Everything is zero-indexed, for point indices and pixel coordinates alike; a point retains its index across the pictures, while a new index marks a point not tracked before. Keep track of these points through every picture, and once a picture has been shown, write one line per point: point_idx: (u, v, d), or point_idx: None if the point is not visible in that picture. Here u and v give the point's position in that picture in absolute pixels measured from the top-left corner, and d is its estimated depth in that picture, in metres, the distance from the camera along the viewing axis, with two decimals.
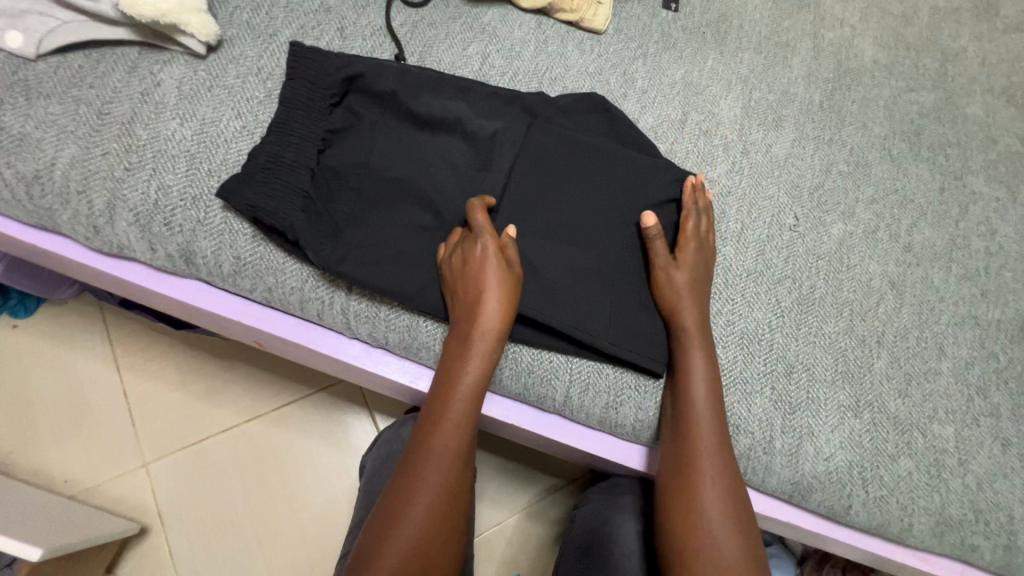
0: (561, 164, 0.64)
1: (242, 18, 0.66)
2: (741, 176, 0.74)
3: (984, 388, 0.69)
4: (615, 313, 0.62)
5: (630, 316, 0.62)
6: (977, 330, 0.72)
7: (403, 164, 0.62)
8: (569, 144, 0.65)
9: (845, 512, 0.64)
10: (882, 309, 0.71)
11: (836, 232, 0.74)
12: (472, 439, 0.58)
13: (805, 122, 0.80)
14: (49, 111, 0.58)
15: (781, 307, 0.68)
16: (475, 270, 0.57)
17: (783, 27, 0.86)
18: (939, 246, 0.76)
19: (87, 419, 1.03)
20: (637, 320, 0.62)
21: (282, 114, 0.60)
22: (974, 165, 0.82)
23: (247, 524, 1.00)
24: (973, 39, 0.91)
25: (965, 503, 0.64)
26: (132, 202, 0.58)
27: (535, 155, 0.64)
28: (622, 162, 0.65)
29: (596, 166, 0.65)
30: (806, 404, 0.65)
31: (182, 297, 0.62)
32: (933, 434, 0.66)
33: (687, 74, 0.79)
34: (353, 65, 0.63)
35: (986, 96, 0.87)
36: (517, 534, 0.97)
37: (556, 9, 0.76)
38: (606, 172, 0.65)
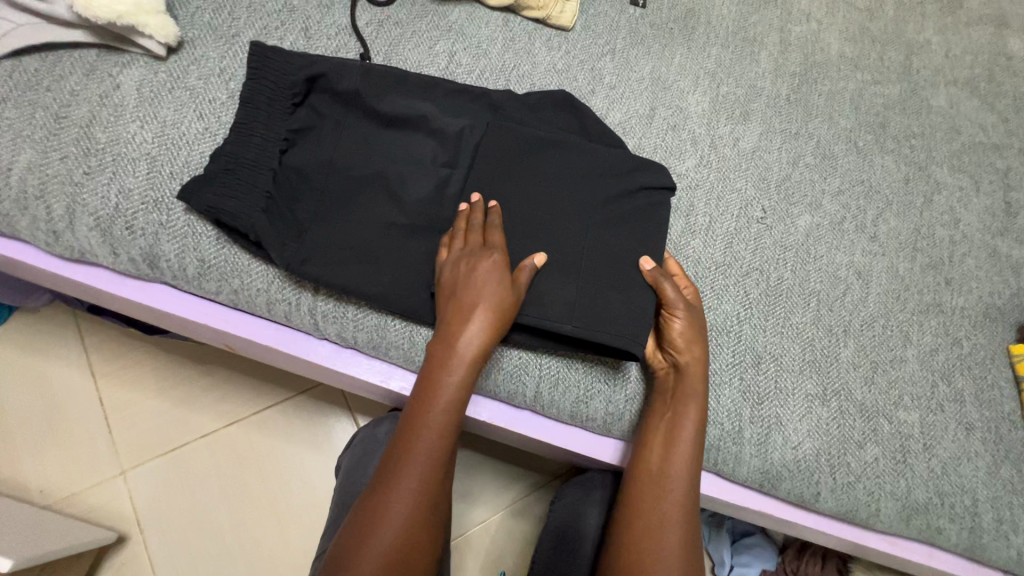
0: (530, 162, 0.64)
1: (203, 19, 0.65)
2: (709, 170, 0.75)
3: (948, 374, 0.71)
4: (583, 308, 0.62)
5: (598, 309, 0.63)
6: (941, 318, 0.73)
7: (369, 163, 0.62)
8: (538, 142, 0.65)
9: (814, 499, 0.65)
10: (848, 298, 0.72)
11: (803, 224, 0.75)
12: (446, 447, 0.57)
13: (772, 116, 0.81)
14: (5, 116, 0.57)
15: (749, 299, 0.69)
16: (475, 283, 0.56)
17: (750, 22, 0.87)
18: (905, 235, 0.77)
19: (62, 428, 1.02)
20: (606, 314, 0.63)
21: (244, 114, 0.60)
22: (938, 155, 0.84)
23: (227, 530, 1.00)
24: (936, 32, 0.93)
25: (930, 487, 0.66)
26: (92, 206, 0.57)
27: (503, 154, 0.64)
28: (591, 160, 0.65)
29: (564, 163, 0.65)
30: (774, 393, 0.66)
31: (148, 302, 0.61)
32: (899, 421, 0.67)
33: (655, 70, 0.79)
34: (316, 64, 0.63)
35: (949, 88, 0.89)
36: (499, 531, 0.98)
37: (523, 6, 0.76)
38: (574, 168, 0.65)
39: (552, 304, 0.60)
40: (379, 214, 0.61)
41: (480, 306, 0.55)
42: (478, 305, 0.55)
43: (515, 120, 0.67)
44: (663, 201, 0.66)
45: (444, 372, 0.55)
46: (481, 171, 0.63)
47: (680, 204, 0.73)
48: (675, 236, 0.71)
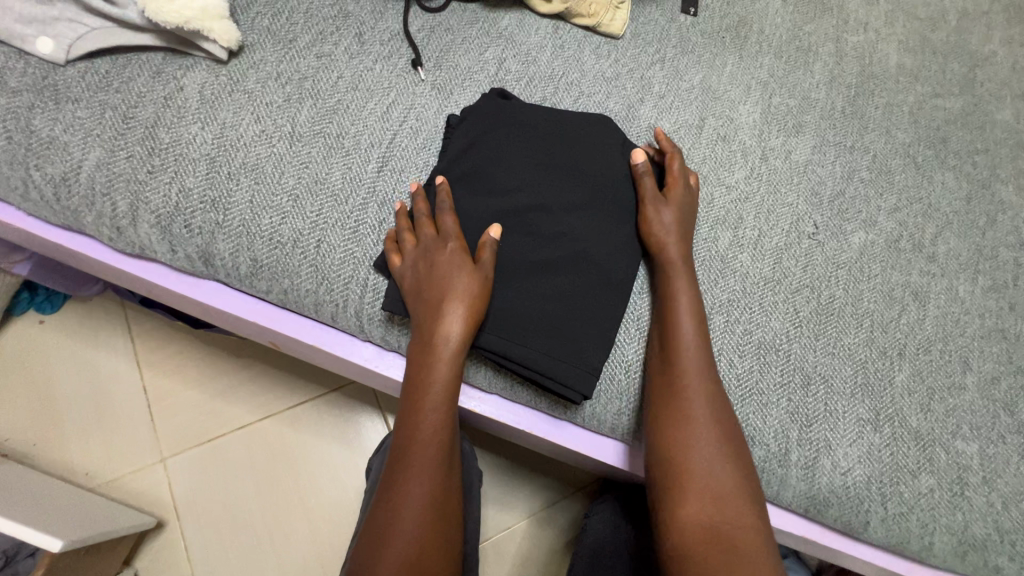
0: (544, 161, 0.64)
1: (263, 24, 0.67)
2: (759, 183, 0.73)
3: (1011, 404, 0.67)
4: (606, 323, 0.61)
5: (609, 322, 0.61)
6: (1004, 344, 0.70)
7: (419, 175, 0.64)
8: (549, 140, 0.66)
9: (862, 528, 0.63)
10: (904, 320, 0.69)
11: (856, 241, 0.72)
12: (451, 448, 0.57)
13: (826, 128, 0.78)
14: (77, 116, 0.60)
15: (799, 316, 0.67)
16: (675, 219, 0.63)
17: (805, 31, 0.84)
18: (965, 256, 0.74)
19: (109, 413, 1.05)
20: (606, 327, 0.60)
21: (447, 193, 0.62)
22: (1003, 173, 0.80)
23: (260, 520, 1.02)
24: (1003, 44, 0.89)
25: (989, 523, 0.62)
26: (153, 204, 0.59)
27: (527, 161, 0.64)
28: (605, 157, 0.66)
29: (576, 160, 0.65)
30: (823, 416, 0.63)
31: (200, 298, 0.63)
32: (956, 451, 0.64)
33: (705, 79, 0.78)
34: (488, 125, 0.65)
35: (1016, 102, 0.85)
36: (527, 539, 0.97)
37: (573, 14, 0.75)
38: (594, 171, 0.65)
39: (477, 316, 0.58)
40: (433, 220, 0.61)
41: (459, 299, 0.55)
42: (453, 295, 0.55)
43: (519, 118, 0.66)
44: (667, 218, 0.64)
45: (433, 370, 0.56)
46: (522, 177, 0.64)
47: (728, 216, 0.71)
48: (723, 247, 0.69)
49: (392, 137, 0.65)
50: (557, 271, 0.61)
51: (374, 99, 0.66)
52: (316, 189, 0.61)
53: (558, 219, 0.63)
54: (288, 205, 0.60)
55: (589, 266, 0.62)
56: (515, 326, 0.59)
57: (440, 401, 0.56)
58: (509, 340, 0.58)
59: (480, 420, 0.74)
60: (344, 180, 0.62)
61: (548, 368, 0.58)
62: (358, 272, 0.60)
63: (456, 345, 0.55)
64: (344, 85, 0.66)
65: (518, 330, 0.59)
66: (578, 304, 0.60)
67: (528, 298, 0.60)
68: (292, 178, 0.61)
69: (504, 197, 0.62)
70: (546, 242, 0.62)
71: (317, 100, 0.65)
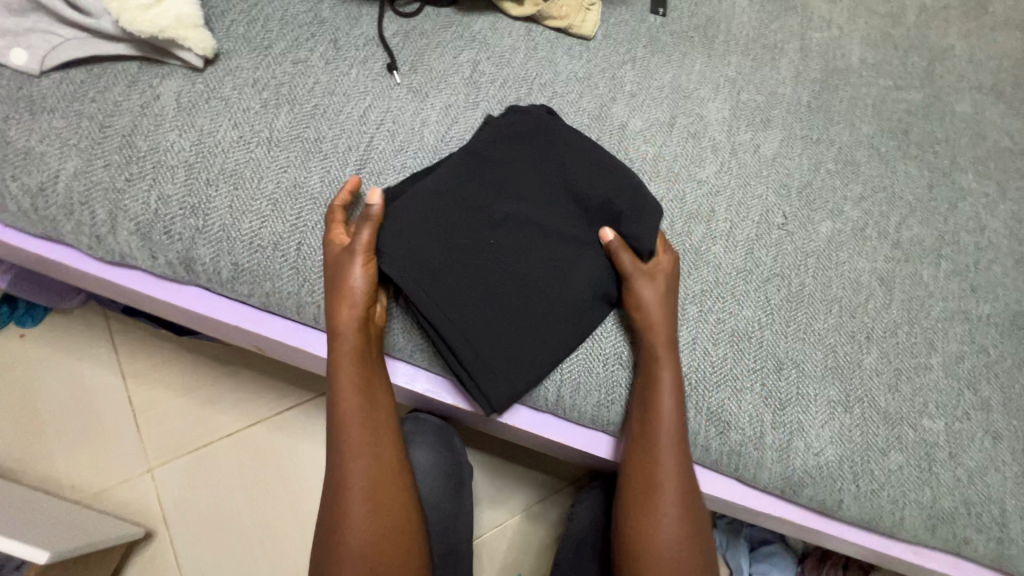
0: (535, 164, 0.66)
1: (238, 31, 0.68)
2: (729, 176, 0.75)
3: (974, 382, 0.70)
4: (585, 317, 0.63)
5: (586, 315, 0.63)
6: (967, 325, 0.73)
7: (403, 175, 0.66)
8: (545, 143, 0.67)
9: (836, 506, 0.65)
10: (871, 305, 0.72)
11: (824, 230, 0.75)
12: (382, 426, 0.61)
13: (793, 122, 0.81)
14: (53, 126, 0.60)
15: (771, 304, 0.69)
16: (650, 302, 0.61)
17: (770, 29, 0.87)
18: (928, 242, 0.77)
19: (93, 425, 1.05)
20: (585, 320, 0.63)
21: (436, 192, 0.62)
22: (963, 161, 0.83)
23: (250, 525, 1.02)
24: (961, 38, 0.92)
25: (956, 497, 0.65)
26: (133, 211, 0.60)
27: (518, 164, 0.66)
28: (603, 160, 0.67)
29: (570, 162, 0.66)
30: (796, 400, 0.66)
31: (182, 303, 0.64)
32: (923, 429, 0.67)
33: (675, 78, 0.80)
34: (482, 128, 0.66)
35: (974, 93, 0.88)
36: (517, 534, 0.99)
37: (545, 16, 0.77)
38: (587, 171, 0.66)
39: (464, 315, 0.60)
40: (421, 220, 0.61)
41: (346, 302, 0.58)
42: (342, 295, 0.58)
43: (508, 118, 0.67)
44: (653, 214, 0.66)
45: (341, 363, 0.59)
46: (511, 178, 0.65)
47: (700, 209, 0.73)
48: (696, 240, 0.71)
49: (369, 140, 0.66)
50: (535, 270, 0.63)
51: (351, 103, 0.68)
52: (295, 193, 0.62)
53: (536, 216, 0.64)
54: (268, 209, 0.61)
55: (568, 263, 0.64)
56: (495, 322, 0.61)
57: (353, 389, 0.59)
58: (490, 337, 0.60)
59: (465, 416, 0.76)
60: (323, 183, 0.63)
61: (524, 374, 0.60)
62: None
63: (348, 331, 0.58)
64: (321, 90, 0.67)
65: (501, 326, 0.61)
66: (554, 304, 0.62)
67: (508, 296, 0.62)
68: (271, 182, 0.62)
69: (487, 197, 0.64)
70: (524, 242, 0.63)
71: (294, 105, 0.66)
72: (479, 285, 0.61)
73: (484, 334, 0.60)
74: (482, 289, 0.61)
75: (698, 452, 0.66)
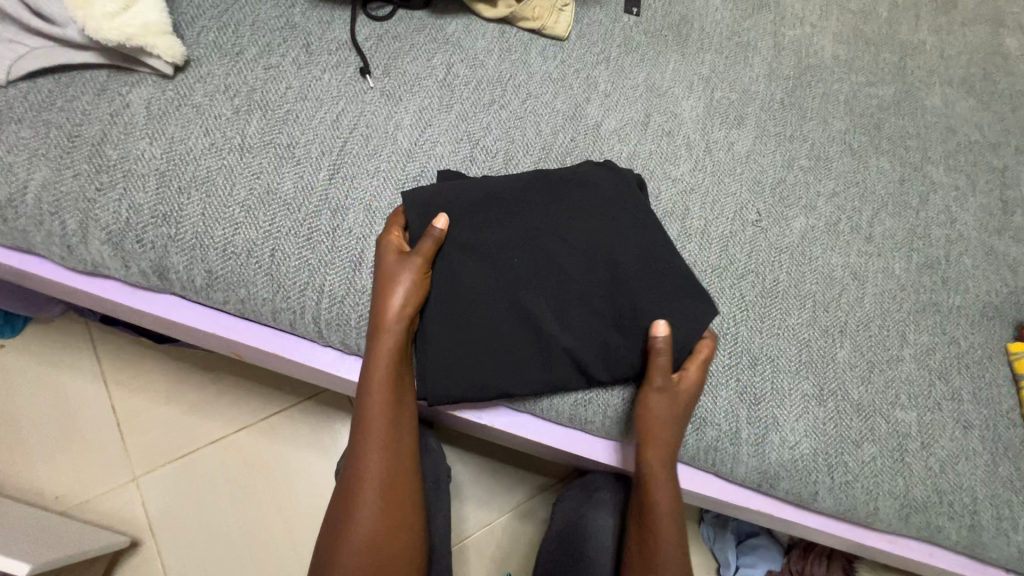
0: (513, 178, 0.67)
1: (208, 37, 0.68)
2: (703, 174, 0.76)
3: (945, 373, 0.71)
4: (563, 321, 0.63)
5: (565, 320, 0.63)
6: (938, 317, 0.74)
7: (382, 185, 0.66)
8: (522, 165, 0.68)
9: (812, 498, 0.66)
10: (844, 299, 0.73)
11: (798, 226, 0.76)
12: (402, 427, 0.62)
13: (767, 119, 0.82)
14: (21, 136, 0.60)
15: (746, 300, 0.70)
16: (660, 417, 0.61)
17: (743, 27, 0.88)
18: (900, 236, 0.78)
19: (76, 435, 1.04)
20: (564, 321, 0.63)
21: (411, 205, 0.63)
22: (934, 155, 0.84)
23: (237, 532, 1.02)
24: (931, 33, 0.93)
25: (929, 486, 0.66)
26: (104, 221, 0.59)
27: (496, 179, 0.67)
28: (578, 173, 0.68)
29: (547, 175, 0.67)
30: (771, 394, 0.66)
31: (157, 312, 0.64)
32: (896, 420, 0.68)
33: (649, 77, 0.81)
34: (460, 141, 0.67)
35: (944, 88, 0.89)
36: (505, 533, 0.99)
37: (518, 17, 0.77)
38: (561, 182, 0.67)
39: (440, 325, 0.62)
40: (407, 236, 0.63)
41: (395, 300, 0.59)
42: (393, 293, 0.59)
43: None
44: (629, 219, 0.66)
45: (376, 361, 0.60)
46: (490, 190, 0.65)
47: (675, 208, 0.74)
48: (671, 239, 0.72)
49: (343, 145, 0.66)
50: (510, 273, 0.63)
51: (324, 108, 0.68)
52: (268, 200, 0.62)
53: (514, 223, 0.65)
54: (241, 216, 0.61)
55: (545, 269, 0.64)
56: (472, 329, 0.62)
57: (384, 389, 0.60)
58: (466, 343, 0.62)
59: (446, 418, 0.76)
60: (296, 189, 0.63)
61: (463, 390, 0.62)
62: (313, 279, 0.61)
63: (393, 330, 0.59)
64: (293, 95, 0.67)
65: (480, 333, 0.62)
66: (529, 306, 0.62)
67: (484, 304, 0.63)
68: (243, 189, 0.62)
69: (465, 206, 0.64)
70: (500, 245, 0.64)
71: (266, 111, 0.66)
72: (440, 296, 0.63)
73: (435, 346, 0.62)
74: (438, 301, 0.63)
75: None
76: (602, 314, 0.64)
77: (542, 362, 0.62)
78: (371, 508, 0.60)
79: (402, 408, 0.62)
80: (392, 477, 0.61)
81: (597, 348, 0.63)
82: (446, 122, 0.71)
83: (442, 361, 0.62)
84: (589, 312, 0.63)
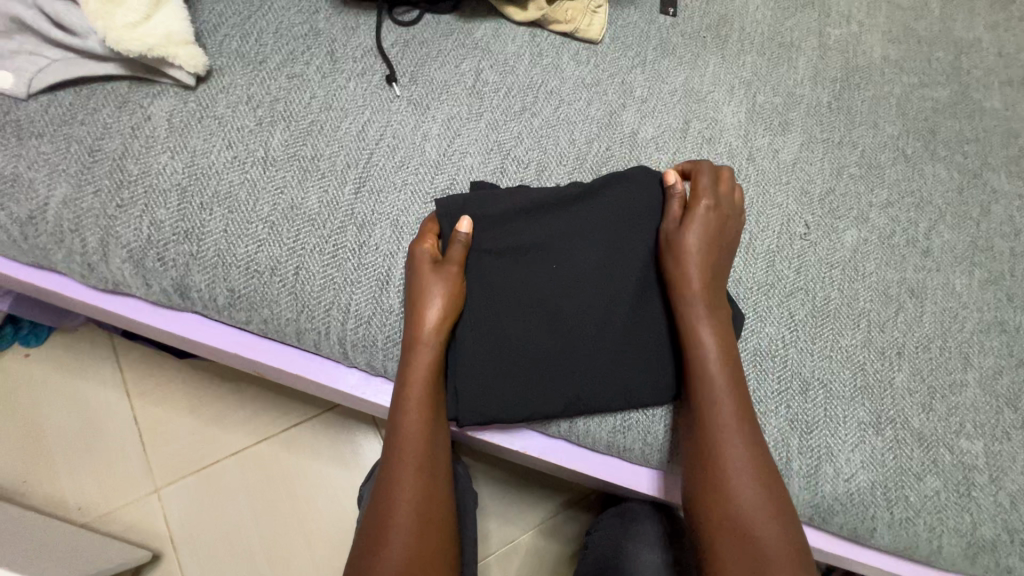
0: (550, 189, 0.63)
1: (231, 46, 0.66)
2: (746, 185, 0.72)
3: (1014, 399, 0.65)
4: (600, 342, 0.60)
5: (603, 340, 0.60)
6: (1004, 337, 0.68)
7: (410, 198, 0.63)
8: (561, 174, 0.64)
9: (869, 534, 0.61)
10: (902, 318, 0.68)
11: (849, 239, 0.71)
12: (439, 444, 0.58)
13: (813, 125, 0.77)
14: (41, 151, 0.58)
15: (795, 320, 0.66)
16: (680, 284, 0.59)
17: (786, 27, 0.83)
18: (960, 249, 0.73)
19: (99, 446, 1.03)
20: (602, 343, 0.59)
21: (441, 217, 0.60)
22: (995, 161, 0.78)
23: (258, 548, 0.99)
24: (989, 29, 0.87)
25: (999, 523, 0.61)
26: (124, 238, 0.57)
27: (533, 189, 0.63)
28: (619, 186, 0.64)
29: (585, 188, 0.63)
30: (823, 422, 0.62)
31: (180, 331, 0.62)
32: (960, 450, 0.63)
33: (687, 81, 0.76)
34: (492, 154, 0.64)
35: (1005, 88, 0.83)
36: (531, 555, 0.96)
37: (549, 20, 0.74)
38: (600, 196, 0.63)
39: (472, 342, 0.59)
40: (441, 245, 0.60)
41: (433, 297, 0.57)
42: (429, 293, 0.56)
43: None
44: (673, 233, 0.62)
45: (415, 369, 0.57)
46: (527, 205, 0.62)
47: None
48: None
49: (369, 157, 0.64)
50: (550, 286, 0.60)
51: (348, 118, 0.65)
52: (291, 215, 0.59)
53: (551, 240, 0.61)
54: (264, 232, 0.59)
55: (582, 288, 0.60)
56: (506, 348, 0.59)
57: (422, 401, 0.56)
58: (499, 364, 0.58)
59: (475, 441, 0.73)
60: (321, 204, 0.60)
61: (497, 411, 0.58)
62: (338, 298, 0.58)
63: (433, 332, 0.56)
64: (318, 105, 0.65)
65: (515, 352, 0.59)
66: (568, 323, 0.60)
67: (518, 321, 0.59)
68: (267, 205, 0.59)
69: (497, 221, 0.61)
70: (537, 259, 0.61)
71: (290, 122, 0.63)
72: (474, 311, 0.59)
73: (470, 362, 0.58)
74: (473, 317, 0.59)
75: None
76: (644, 333, 0.60)
77: (578, 386, 0.59)
78: (403, 537, 0.54)
79: (440, 423, 0.58)
80: (427, 499, 0.56)
81: (640, 371, 0.59)
82: (476, 132, 0.67)
83: (477, 381, 0.58)
84: (630, 330, 0.60)
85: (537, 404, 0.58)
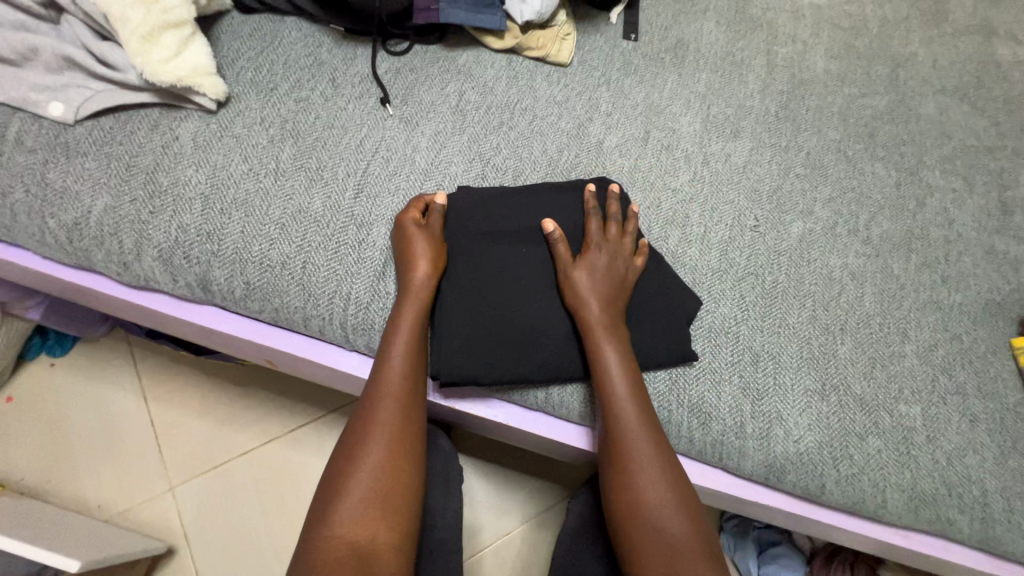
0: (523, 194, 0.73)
1: (247, 76, 0.76)
2: (702, 184, 0.81)
3: (948, 368, 0.73)
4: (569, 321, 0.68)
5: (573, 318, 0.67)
6: (940, 314, 0.76)
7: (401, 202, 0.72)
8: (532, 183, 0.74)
9: (819, 491, 0.68)
10: (844, 298, 0.75)
11: (796, 231, 0.79)
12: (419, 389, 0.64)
13: (761, 131, 0.86)
14: (85, 167, 0.68)
15: (747, 301, 0.73)
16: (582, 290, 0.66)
17: (737, 47, 0.93)
18: (897, 237, 0.81)
19: (119, 446, 1.11)
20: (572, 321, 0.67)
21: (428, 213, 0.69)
22: (930, 160, 0.87)
23: (266, 539, 1.06)
24: (922, 44, 0.97)
25: (936, 477, 0.67)
26: (156, 240, 0.66)
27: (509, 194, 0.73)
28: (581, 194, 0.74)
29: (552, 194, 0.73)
30: (773, 390, 0.69)
31: (202, 321, 0.70)
32: (899, 414, 0.69)
33: (648, 96, 0.86)
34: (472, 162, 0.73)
35: (937, 96, 0.93)
36: (525, 541, 1.01)
37: (524, 47, 0.84)
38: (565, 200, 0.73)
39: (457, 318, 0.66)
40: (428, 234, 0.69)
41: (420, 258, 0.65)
42: (417, 256, 0.65)
43: None
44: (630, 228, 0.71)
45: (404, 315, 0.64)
46: (502, 207, 0.71)
47: (676, 216, 0.78)
48: (673, 245, 0.76)
49: (366, 167, 0.73)
50: (525, 272, 0.69)
51: (348, 135, 0.75)
52: (299, 218, 0.69)
53: (524, 235, 0.70)
54: (276, 232, 0.68)
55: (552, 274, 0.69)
56: (487, 323, 0.66)
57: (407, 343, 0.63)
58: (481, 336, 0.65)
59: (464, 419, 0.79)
60: (325, 208, 0.69)
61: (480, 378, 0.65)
62: (340, 288, 0.67)
63: (421, 285, 0.64)
64: (321, 124, 0.75)
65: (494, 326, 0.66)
66: (541, 303, 0.68)
67: (498, 300, 0.67)
68: (278, 209, 0.69)
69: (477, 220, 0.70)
70: (513, 251, 0.69)
71: (297, 139, 0.73)
72: (458, 293, 0.67)
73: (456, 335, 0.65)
74: (457, 297, 0.67)
75: (684, 443, 0.69)
76: None
77: (552, 358, 0.66)
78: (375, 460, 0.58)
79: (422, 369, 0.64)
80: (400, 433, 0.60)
81: None
82: (459, 143, 0.77)
83: (461, 349, 0.65)
84: None
85: (516, 372, 0.65)
